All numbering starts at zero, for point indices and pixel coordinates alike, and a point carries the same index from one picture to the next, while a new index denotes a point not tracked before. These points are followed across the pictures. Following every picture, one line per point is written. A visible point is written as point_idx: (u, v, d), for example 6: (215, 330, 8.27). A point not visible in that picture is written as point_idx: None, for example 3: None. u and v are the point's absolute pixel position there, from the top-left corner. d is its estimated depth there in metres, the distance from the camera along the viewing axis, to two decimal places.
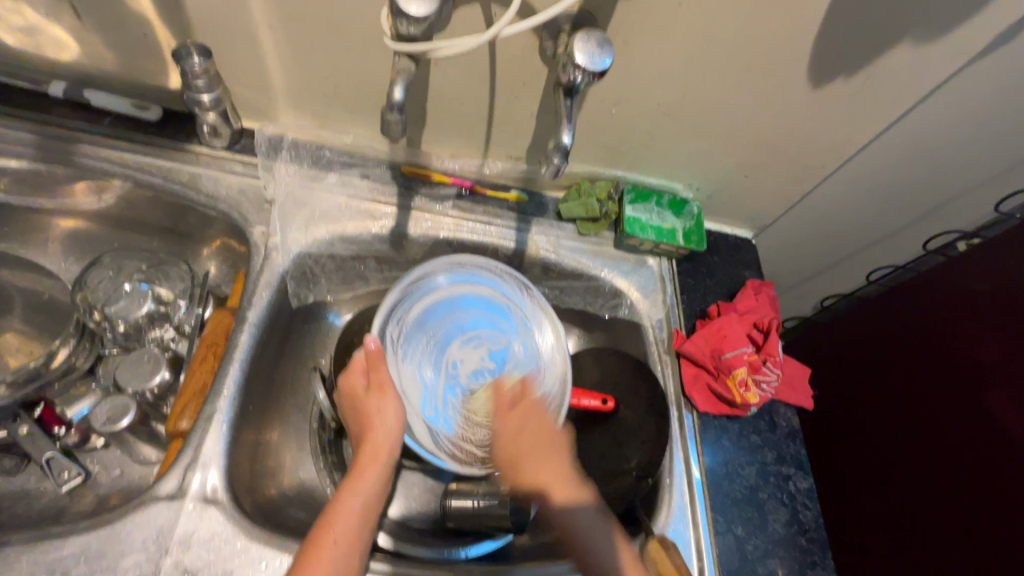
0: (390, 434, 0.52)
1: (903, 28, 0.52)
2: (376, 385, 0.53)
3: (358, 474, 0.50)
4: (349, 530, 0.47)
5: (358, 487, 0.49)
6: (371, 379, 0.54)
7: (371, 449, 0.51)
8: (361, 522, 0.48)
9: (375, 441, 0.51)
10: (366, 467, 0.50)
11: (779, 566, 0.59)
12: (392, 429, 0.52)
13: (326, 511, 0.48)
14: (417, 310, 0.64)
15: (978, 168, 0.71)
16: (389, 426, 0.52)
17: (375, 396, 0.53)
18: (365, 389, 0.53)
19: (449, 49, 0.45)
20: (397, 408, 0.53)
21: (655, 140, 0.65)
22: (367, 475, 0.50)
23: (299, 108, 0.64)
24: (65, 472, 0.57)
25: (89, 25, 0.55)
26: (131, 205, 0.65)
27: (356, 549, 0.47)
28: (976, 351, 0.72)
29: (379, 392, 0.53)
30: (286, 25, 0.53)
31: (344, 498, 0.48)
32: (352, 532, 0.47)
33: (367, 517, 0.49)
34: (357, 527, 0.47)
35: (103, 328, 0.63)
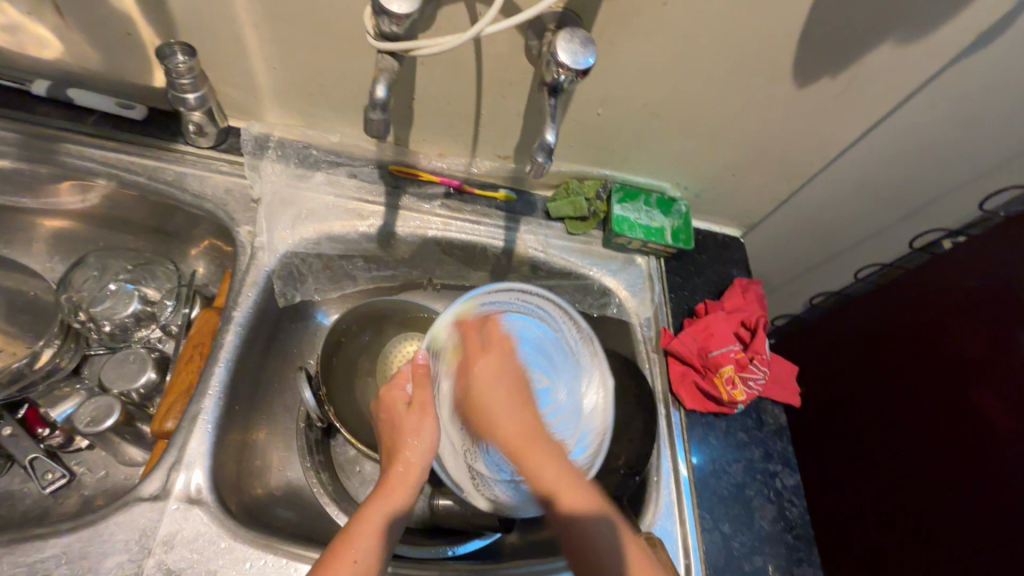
0: (423, 454, 0.53)
1: (887, 26, 0.52)
2: (418, 402, 0.55)
3: (387, 489, 0.50)
4: (370, 545, 0.45)
5: (383, 498, 0.49)
6: (414, 395, 0.55)
7: (403, 467, 0.51)
8: (383, 543, 0.46)
9: (407, 459, 0.52)
10: (398, 481, 0.51)
11: (765, 562, 0.59)
12: (422, 450, 0.53)
13: (349, 527, 0.46)
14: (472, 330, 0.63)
15: (961, 166, 0.71)
16: (423, 448, 0.53)
17: (416, 414, 0.54)
18: (408, 408, 0.55)
19: (432, 47, 0.45)
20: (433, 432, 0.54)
21: (642, 140, 0.66)
22: (398, 489, 0.50)
23: (285, 107, 0.64)
24: (49, 474, 0.57)
25: (71, 24, 0.54)
26: (116, 204, 0.65)
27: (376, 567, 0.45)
28: (963, 347, 0.73)
29: (418, 412, 0.54)
30: (271, 24, 0.53)
31: (371, 513, 0.47)
32: (374, 553, 0.45)
33: (388, 537, 0.47)
34: (377, 550, 0.45)
35: (88, 329, 0.62)
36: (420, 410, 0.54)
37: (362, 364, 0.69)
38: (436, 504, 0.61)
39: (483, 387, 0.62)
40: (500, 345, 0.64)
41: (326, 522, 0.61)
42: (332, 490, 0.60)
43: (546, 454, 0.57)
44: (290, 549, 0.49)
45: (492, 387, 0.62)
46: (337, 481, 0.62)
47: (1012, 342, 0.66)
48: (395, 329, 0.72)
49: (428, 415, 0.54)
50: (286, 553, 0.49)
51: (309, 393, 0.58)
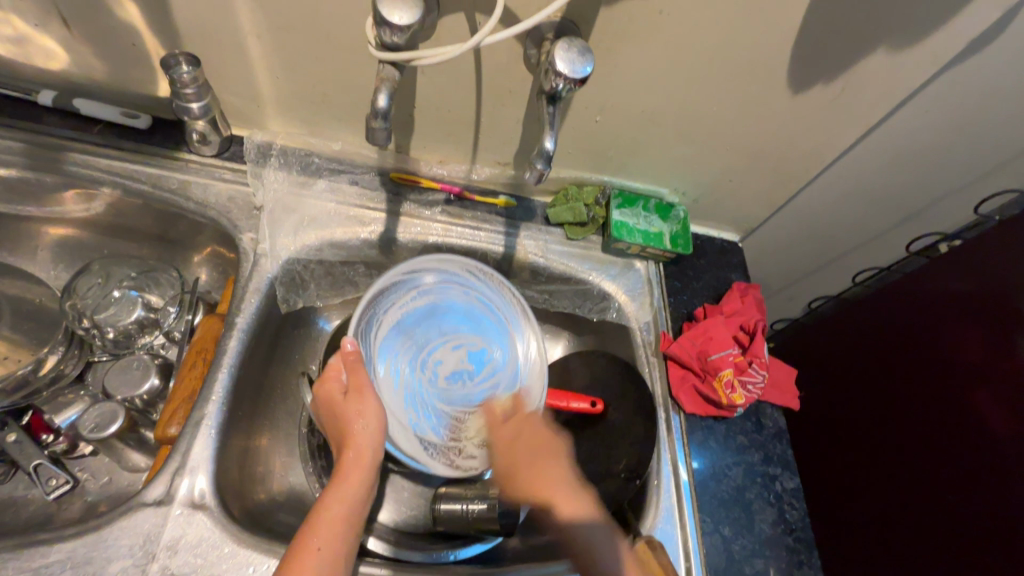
0: (372, 434, 0.51)
1: (880, 34, 0.53)
2: (355, 388, 0.52)
3: (342, 476, 0.49)
4: (330, 537, 0.45)
5: (341, 486, 0.48)
6: (350, 382, 0.53)
7: (355, 451, 0.50)
8: (346, 528, 0.47)
9: (356, 442, 0.51)
10: (350, 466, 0.50)
11: (766, 566, 0.59)
12: (370, 432, 0.51)
13: (311, 518, 0.46)
14: (395, 313, 0.63)
15: (955, 171, 0.72)
16: (368, 431, 0.51)
17: (354, 398, 0.52)
18: (343, 394, 0.52)
19: (433, 57, 0.46)
20: (378, 410, 0.53)
21: (641, 146, 0.66)
22: (351, 474, 0.49)
23: (288, 116, 0.65)
24: (54, 480, 0.57)
25: (78, 35, 0.55)
26: (120, 212, 0.66)
27: (342, 554, 0.46)
28: (960, 350, 0.73)
29: (357, 396, 0.52)
30: (275, 35, 0.54)
31: (330, 502, 0.47)
32: (336, 543, 0.46)
33: (351, 523, 0.47)
34: (339, 534, 0.46)
35: (92, 335, 0.63)
36: (358, 391, 0.52)
37: None
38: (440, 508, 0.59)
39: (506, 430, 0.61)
40: (422, 320, 0.65)
41: None
42: None
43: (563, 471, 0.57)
44: None
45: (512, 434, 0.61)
46: None
47: (1010, 345, 0.67)
48: None
49: (367, 395, 0.52)
50: None
51: (311, 398, 0.59)
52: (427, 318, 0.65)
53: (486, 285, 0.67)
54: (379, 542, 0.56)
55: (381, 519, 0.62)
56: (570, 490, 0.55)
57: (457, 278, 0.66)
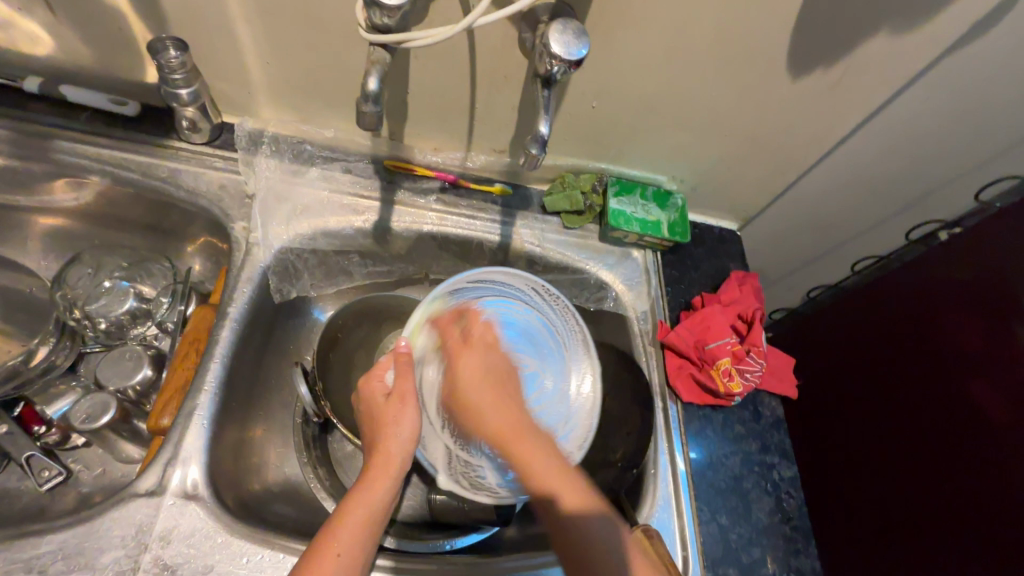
0: (404, 443, 0.51)
1: (882, 16, 0.52)
2: (397, 393, 0.52)
3: (368, 482, 0.49)
4: (350, 542, 0.45)
5: (366, 492, 0.48)
6: (394, 386, 0.53)
7: (384, 459, 0.50)
8: (367, 538, 0.46)
9: (387, 449, 0.50)
10: (378, 474, 0.49)
11: (762, 554, 0.59)
12: (402, 441, 0.51)
13: (331, 521, 0.46)
14: (452, 317, 0.62)
15: (956, 158, 0.72)
16: (405, 439, 0.51)
17: (396, 404, 0.51)
18: (386, 398, 0.52)
19: (424, 39, 0.45)
20: (414, 420, 0.52)
21: (638, 133, 0.65)
22: (378, 481, 0.49)
23: (279, 103, 0.64)
24: (46, 471, 0.57)
25: (62, 19, 0.54)
26: (110, 201, 0.65)
27: (359, 559, 0.45)
28: (959, 339, 0.73)
29: (398, 403, 0.52)
30: (263, 18, 0.53)
31: (351, 508, 0.47)
32: (354, 548, 0.45)
33: (372, 528, 0.47)
34: (362, 544, 0.46)
35: (83, 326, 0.62)
36: (399, 399, 0.52)
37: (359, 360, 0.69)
38: (435, 498, 0.64)
39: (459, 372, 0.58)
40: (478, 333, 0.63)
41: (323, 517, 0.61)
42: (330, 486, 0.60)
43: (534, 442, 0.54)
44: (286, 543, 0.49)
45: (477, 373, 0.58)
46: (334, 476, 0.62)
47: (1009, 335, 0.66)
48: (392, 324, 0.72)
49: (408, 406, 0.52)
50: (282, 548, 0.49)
51: (305, 388, 0.58)
52: (485, 326, 0.63)
53: (552, 309, 0.63)
54: None
55: None
56: (565, 475, 0.51)
57: (520, 293, 0.62)
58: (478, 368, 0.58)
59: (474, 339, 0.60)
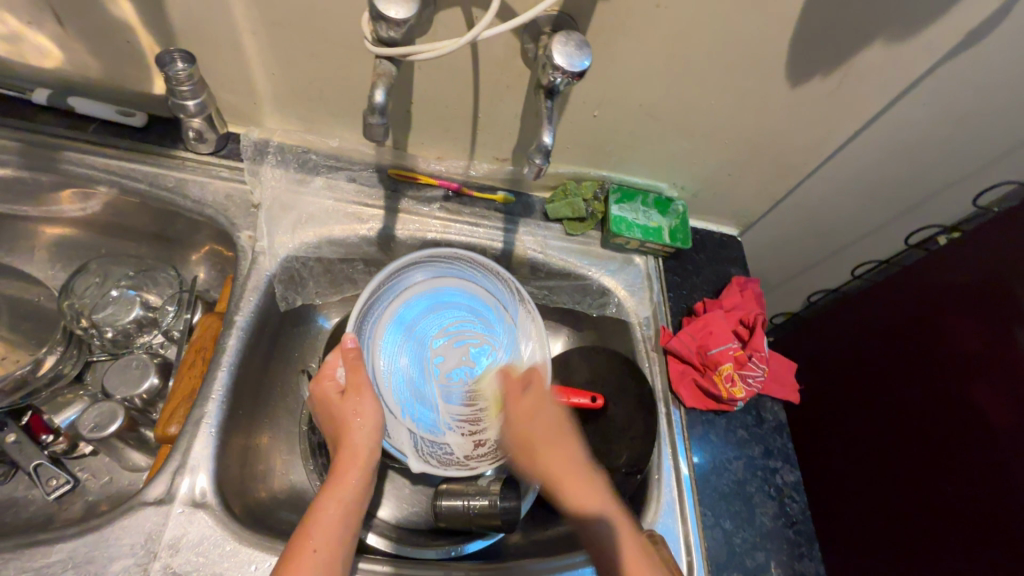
0: (368, 434, 0.51)
1: (879, 26, 0.53)
2: (351, 388, 0.52)
3: (337, 476, 0.49)
4: (326, 536, 0.45)
5: (337, 486, 0.48)
6: (347, 382, 0.53)
7: (351, 451, 0.50)
8: (343, 531, 0.47)
9: (352, 443, 0.50)
10: (346, 467, 0.49)
11: (766, 558, 0.59)
12: (366, 433, 0.51)
13: (305, 519, 0.46)
14: (395, 307, 0.63)
15: (954, 163, 0.72)
16: (368, 429, 0.51)
17: (353, 397, 0.52)
18: (339, 392, 0.52)
19: (430, 52, 0.45)
20: (375, 410, 0.52)
21: (639, 141, 0.66)
22: (346, 475, 0.49)
23: (285, 113, 0.64)
24: (54, 480, 0.57)
25: (71, 32, 0.55)
26: (117, 211, 0.65)
27: (338, 552, 0.46)
28: (959, 342, 0.73)
29: (355, 396, 0.52)
30: (270, 31, 0.53)
31: (325, 503, 0.47)
32: (331, 542, 0.46)
33: (347, 521, 0.47)
34: (338, 536, 0.46)
35: (90, 335, 0.63)
36: (353, 392, 0.52)
37: None
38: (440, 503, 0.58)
39: (522, 417, 0.61)
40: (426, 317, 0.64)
41: None
42: None
43: (567, 458, 0.59)
44: None
45: (550, 432, 0.61)
46: None
47: (1010, 338, 0.67)
48: None
49: (365, 396, 0.52)
50: None
51: (311, 396, 0.58)
52: (430, 310, 0.65)
53: (496, 283, 0.66)
54: (380, 540, 0.57)
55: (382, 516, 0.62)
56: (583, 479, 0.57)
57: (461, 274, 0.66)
58: (539, 413, 0.62)
59: (534, 398, 0.62)
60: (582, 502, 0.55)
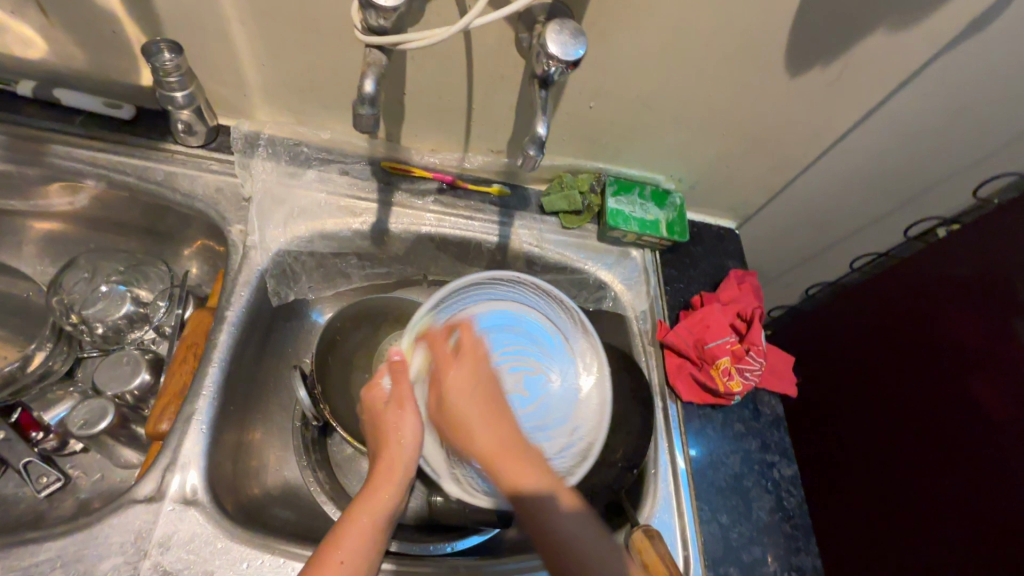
0: (406, 447, 0.51)
1: (879, 14, 0.52)
2: (395, 399, 0.53)
3: (371, 488, 0.49)
4: (356, 548, 0.45)
5: (370, 497, 0.48)
6: (392, 392, 0.54)
7: (388, 462, 0.50)
8: (372, 545, 0.46)
9: (389, 455, 0.51)
10: (380, 480, 0.49)
11: (763, 552, 0.59)
12: (405, 445, 0.51)
13: (334, 530, 0.46)
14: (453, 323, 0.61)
15: (954, 154, 0.72)
16: (409, 441, 0.52)
17: (396, 408, 0.53)
18: (386, 403, 0.54)
19: (421, 40, 0.44)
20: (416, 425, 0.52)
21: (636, 133, 0.65)
22: (380, 487, 0.49)
23: (276, 105, 0.63)
24: (44, 477, 0.56)
25: (55, 22, 0.54)
26: (105, 205, 0.64)
27: (366, 567, 0.45)
28: (957, 336, 0.73)
29: (397, 408, 0.53)
30: (258, 20, 0.52)
31: (355, 514, 0.47)
32: (360, 555, 0.45)
33: (377, 535, 0.47)
34: (366, 551, 0.45)
35: (80, 330, 0.62)
36: (397, 404, 0.53)
37: (357, 362, 0.69)
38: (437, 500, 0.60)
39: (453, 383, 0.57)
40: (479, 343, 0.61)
41: (324, 521, 0.60)
42: (330, 489, 0.60)
43: (500, 429, 0.55)
44: (287, 548, 0.49)
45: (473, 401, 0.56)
46: (334, 479, 0.62)
47: (1010, 332, 0.66)
48: (391, 326, 0.72)
49: (409, 407, 0.53)
50: (282, 552, 0.48)
51: (304, 392, 0.58)
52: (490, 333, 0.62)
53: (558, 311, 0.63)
54: None
55: None
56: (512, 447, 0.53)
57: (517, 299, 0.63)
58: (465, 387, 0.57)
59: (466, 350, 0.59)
60: (543, 498, 0.50)
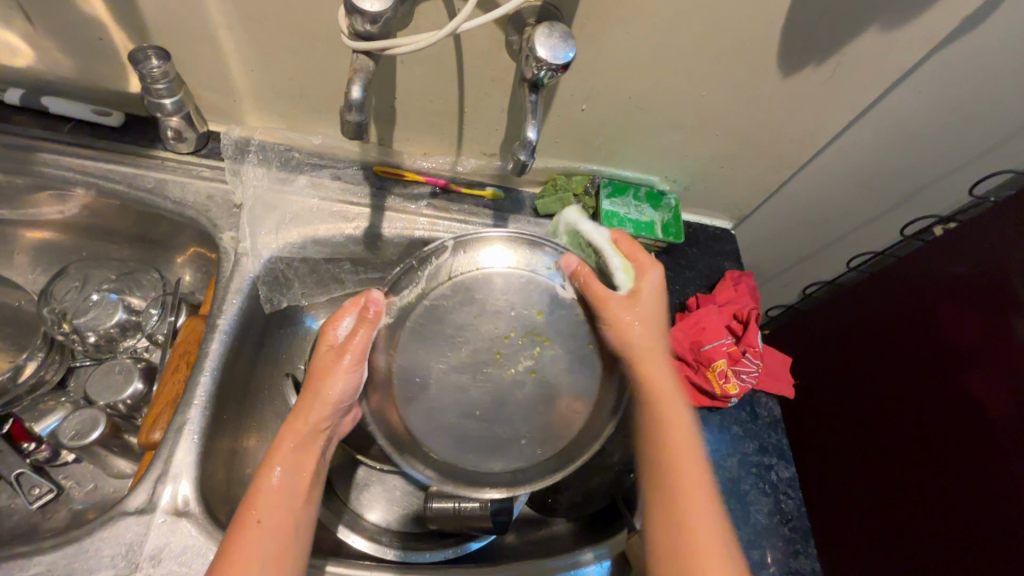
0: (319, 407, 0.49)
1: (873, 11, 0.51)
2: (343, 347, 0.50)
3: (277, 445, 0.48)
4: (272, 505, 0.45)
5: (279, 456, 0.48)
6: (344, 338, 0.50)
7: (294, 420, 0.50)
8: (288, 498, 0.46)
9: (298, 414, 0.50)
10: (285, 439, 0.48)
11: (761, 556, 0.59)
12: (318, 405, 0.50)
13: (247, 495, 0.46)
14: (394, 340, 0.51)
15: (948, 152, 0.71)
16: (336, 392, 0.50)
17: (332, 357, 0.50)
18: (332, 348, 0.50)
19: (407, 45, 0.44)
20: (341, 378, 0.50)
21: (629, 135, 0.65)
22: (283, 444, 0.48)
23: (265, 110, 0.63)
24: (36, 489, 0.56)
25: (41, 30, 0.53)
26: (96, 213, 0.64)
27: (286, 520, 0.45)
28: (954, 333, 0.72)
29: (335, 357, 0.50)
30: (246, 25, 0.52)
31: (264, 475, 0.47)
32: (276, 512, 0.45)
33: (291, 489, 0.47)
34: (285, 508, 0.46)
35: (72, 340, 0.62)
36: (337, 351, 0.50)
37: None
38: (430, 507, 0.57)
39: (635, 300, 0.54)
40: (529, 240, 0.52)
41: None
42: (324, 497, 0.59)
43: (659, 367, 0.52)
44: None
45: (653, 331, 0.53)
46: (328, 486, 0.61)
47: (1005, 328, 0.66)
48: None
49: (350, 361, 0.49)
50: None
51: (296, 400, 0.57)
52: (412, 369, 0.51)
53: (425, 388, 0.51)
54: (371, 545, 0.57)
55: (373, 519, 0.61)
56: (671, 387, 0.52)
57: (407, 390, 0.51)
58: (651, 297, 0.54)
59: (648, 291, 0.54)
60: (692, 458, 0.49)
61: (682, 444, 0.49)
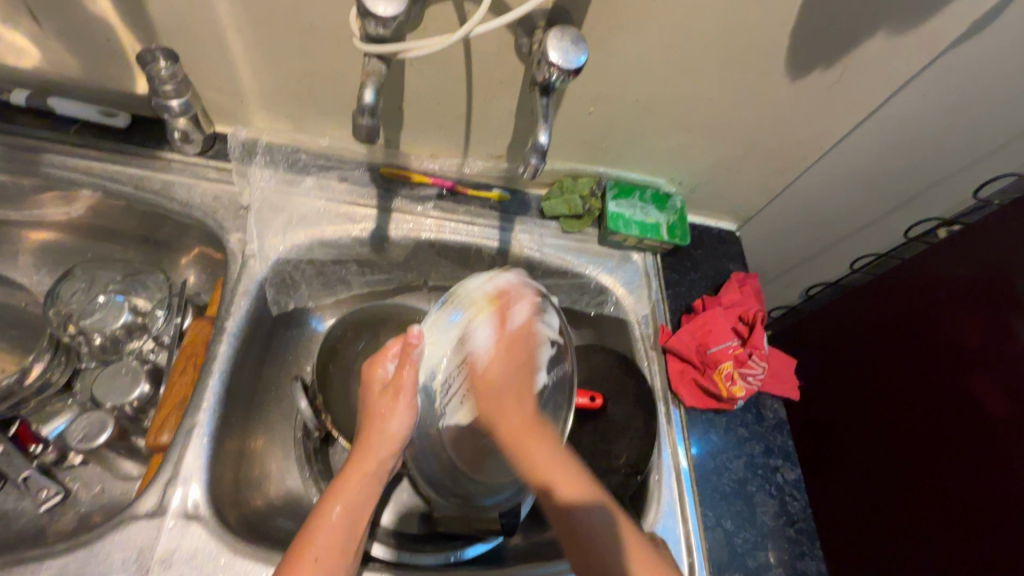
0: (383, 445, 0.49)
1: (882, 16, 0.51)
2: (393, 386, 0.50)
3: (341, 480, 0.47)
4: (332, 541, 0.44)
5: (341, 490, 0.47)
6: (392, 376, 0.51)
7: (359, 456, 0.49)
8: (347, 537, 0.45)
9: (361, 450, 0.49)
10: (349, 472, 0.48)
11: (768, 557, 0.59)
12: (383, 441, 0.49)
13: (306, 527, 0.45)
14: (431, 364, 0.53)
15: (954, 153, 0.72)
16: (397, 431, 0.49)
17: (389, 398, 0.49)
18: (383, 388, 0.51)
19: (421, 49, 0.44)
20: (404, 416, 0.50)
21: (636, 138, 0.65)
22: (347, 479, 0.47)
23: (271, 111, 0.63)
24: (43, 491, 0.56)
25: (48, 30, 0.53)
26: (101, 214, 0.64)
27: (342, 561, 0.44)
28: (956, 335, 0.73)
29: (390, 397, 0.50)
30: (254, 26, 0.51)
31: (326, 507, 0.46)
32: (333, 554, 0.43)
33: (351, 527, 0.45)
34: (340, 545, 0.44)
35: (78, 341, 0.62)
36: (391, 392, 0.49)
37: None
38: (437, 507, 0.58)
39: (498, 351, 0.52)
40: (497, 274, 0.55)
41: None
42: None
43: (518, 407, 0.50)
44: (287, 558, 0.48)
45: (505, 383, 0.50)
46: None
47: (1008, 330, 0.67)
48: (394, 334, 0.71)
49: (404, 398, 0.49)
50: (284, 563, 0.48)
51: (304, 402, 0.57)
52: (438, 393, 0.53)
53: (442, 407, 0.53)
54: (380, 547, 0.55)
55: (382, 521, 0.61)
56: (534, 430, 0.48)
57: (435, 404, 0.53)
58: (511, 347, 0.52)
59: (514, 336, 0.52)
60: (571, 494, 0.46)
61: (548, 461, 0.47)
